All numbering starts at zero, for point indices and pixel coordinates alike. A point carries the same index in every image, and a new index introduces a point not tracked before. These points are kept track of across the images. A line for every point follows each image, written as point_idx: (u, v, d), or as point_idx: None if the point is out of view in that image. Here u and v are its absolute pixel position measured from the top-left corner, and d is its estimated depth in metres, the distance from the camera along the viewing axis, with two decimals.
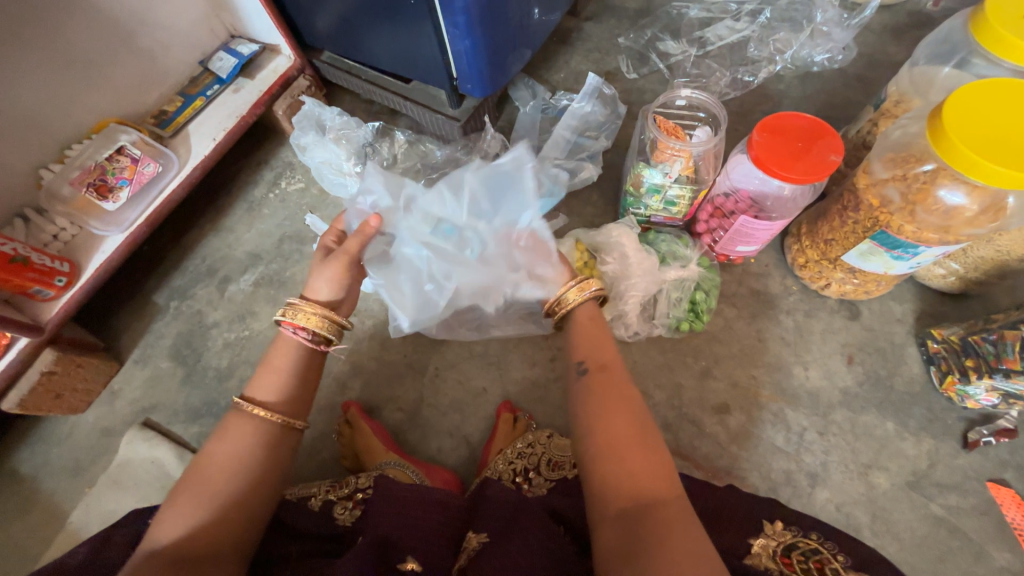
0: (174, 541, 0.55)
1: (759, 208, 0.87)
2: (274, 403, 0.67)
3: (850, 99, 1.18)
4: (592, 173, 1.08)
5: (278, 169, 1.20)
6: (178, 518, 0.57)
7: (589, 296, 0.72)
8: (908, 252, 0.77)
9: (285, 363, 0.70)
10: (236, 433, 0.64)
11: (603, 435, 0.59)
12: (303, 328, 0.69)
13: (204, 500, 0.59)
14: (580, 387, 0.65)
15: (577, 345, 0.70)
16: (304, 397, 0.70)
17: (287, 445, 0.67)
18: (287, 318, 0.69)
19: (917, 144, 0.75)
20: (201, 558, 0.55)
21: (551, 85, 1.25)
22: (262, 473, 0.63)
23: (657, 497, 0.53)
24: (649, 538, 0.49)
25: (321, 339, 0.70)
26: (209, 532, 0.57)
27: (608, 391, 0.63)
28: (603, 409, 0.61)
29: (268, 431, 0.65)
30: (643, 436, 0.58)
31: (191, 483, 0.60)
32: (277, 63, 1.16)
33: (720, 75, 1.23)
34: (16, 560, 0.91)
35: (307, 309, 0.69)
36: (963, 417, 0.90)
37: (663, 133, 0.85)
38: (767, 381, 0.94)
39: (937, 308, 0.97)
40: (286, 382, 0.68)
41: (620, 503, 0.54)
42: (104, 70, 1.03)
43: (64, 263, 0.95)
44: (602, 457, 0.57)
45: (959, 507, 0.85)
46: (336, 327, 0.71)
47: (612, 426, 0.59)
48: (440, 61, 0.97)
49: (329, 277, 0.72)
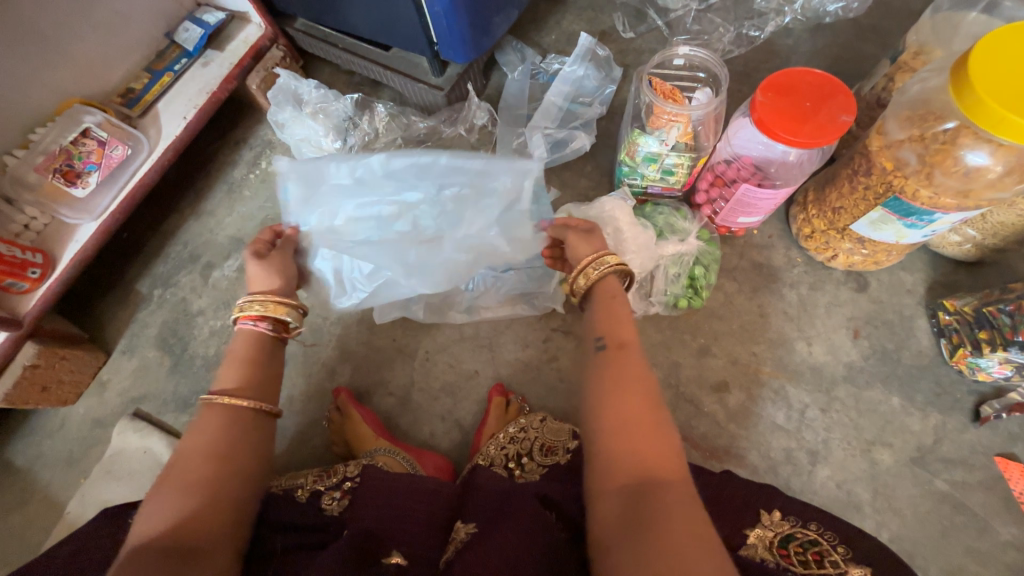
0: (163, 534, 0.53)
1: (762, 175, 0.81)
2: (242, 387, 0.67)
3: (864, 52, 1.09)
4: (584, 143, 1.02)
5: (257, 148, 1.14)
6: (163, 510, 0.54)
7: (606, 273, 0.69)
8: (922, 219, 0.72)
9: (244, 351, 0.70)
10: (217, 425, 0.63)
11: (616, 410, 0.56)
12: (260, 316, 0.71)
13: (192, 489, 0.57)
14: (596, 366, 0.62)
15: (595, 322, 0.67)
16: (271, 381, 0.70)
17: (265, 433, 0.66)
18: (244, 312, 0.71)
19: (935, 99, 0.67)
20: (196, 548, 0.53)
21: (542, 47, 1.16)
22: (249, 459, 0.62)
23: (662, 479, 0.50)
24: (652, 516, 0.47)
25: (280, 326, 0.73)
26: (201, 520, 0.55)
27: (625, 368, 0.60)
28: (618, 385, 0.58)
29: (242, 414, 0.64)
30: (658, 417, 0.55)
31: (171, 475, 0.57)
32: (248, 33, 1.08)
33: (724, 31, 1.14)
34: (18, 548, 0.92)
35: (262, 298, 0.71)
36: (973, 390, 0.87)
37: (659, 97, 0.78)
38: (768, 357, 0.91)
39: (950, 277, 0.92)
40: (250, 366, 0.68)
41: (627, 480, 0.51)
42: (61, 46, 0.96)
43: (38, 254, 0.91)
44: (614, 431, 0.54)
45: (964, 482, 0.83)
46: (293, 310, 0.73)
47: (625, 403, 0.56)
48: (417, 25, 0.90)
49: (274, 270, 0.75)
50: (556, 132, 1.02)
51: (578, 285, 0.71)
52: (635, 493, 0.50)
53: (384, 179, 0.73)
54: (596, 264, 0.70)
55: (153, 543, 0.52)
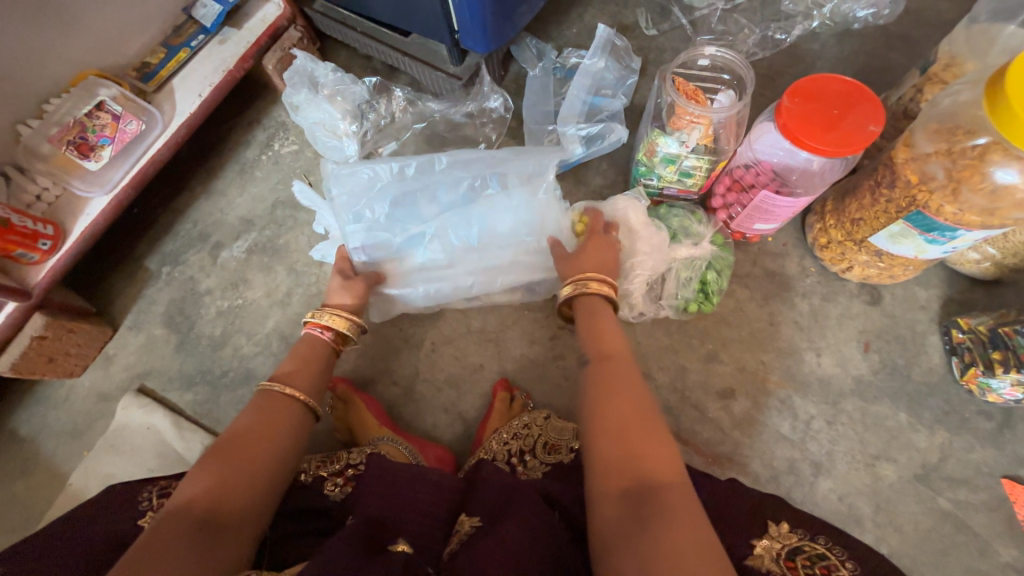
0: (200, 502, 0.53)
1: (783, 182, 0.80)
2: (293, 381, 0.72)
3: (892, 61, 1.07)
4: (621, 135, 0.99)
5: (271, 129, 1.13)
6: (202, 480, 0.55)
7: (589, 292, 0.75)
8: (945, 235, 0.71)
9: (307, 353, 0.77)
10: (266, 408, 0.67)
11: (610, 414, 0.58)
12: (326, 326, 0.79)
13: (235, 464, 0.58)
14: (589, 382, 0.64)
15: (584, 338, 0.72)
16: (318, 381, 0.75)
17: (303, 421, 0.69)
18: (313, 319, 0.80)
19: (965, 114, 0.66)
20: (226, 523, 0.53)
21: (562, 41, 1.14)
22: (287, 442, 0.65)
23: (658, 481, 0.50)
24: (655, 517, 0.47)
25: (343, 338, 0.81)
26: (233, 498, 0.55)
27: (614, 375, 0.64)
28: (608, 393, 0.61)
29: (281, 400, 0.68)
30: (650, 422, 0.57)
31: (219, 447, 0.60)
32: (266, 12, 1.06)
33: (749, 33, 1.11)
34: (20, 516, 0.93)
35: (331, 310, 0.80)
36: (982, 410, 0.86)
37: (682, 97, 0.77)
38: (776, 366, 0.90)
39: (966, 296, 0.91)
40: (298, 365, 0.75)
41: (625, 484, 0.51)
42: (78, 16, 0.94)
43: (49, 225, 0.91)
44: (611, 435, 0.56)
45: (967, 501, 0.83)
46: (356, 327, 0.82)
47: (615, 409, 0.58)
48: (439, 11, 0.88)
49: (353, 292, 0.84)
50: (591, 127, 1.01)
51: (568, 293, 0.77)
52: (636, 495, 0.50)
53: (425, 183, 0.88)
54: (579, 285, 0.76)
55: (190, 508, 0.52)
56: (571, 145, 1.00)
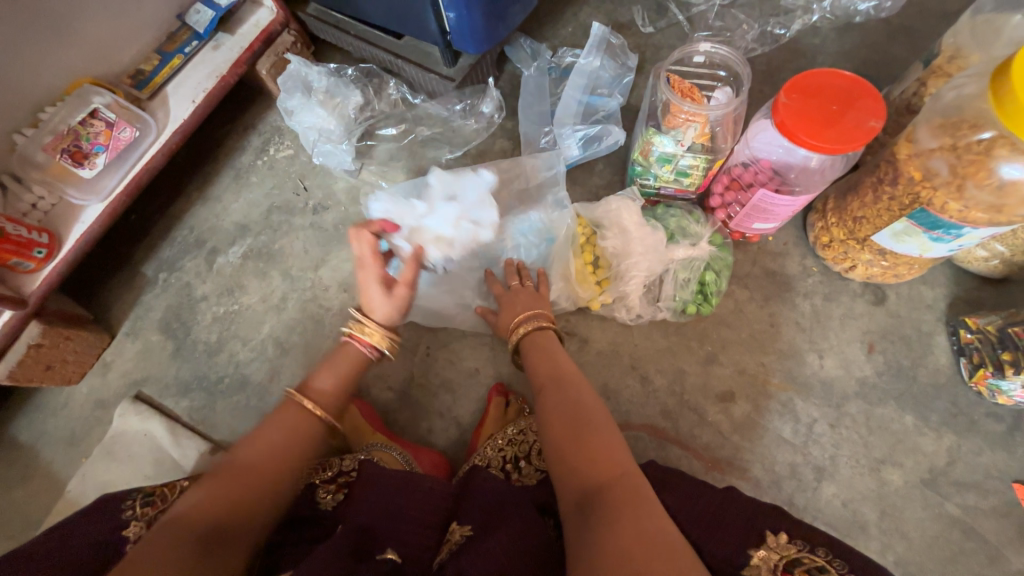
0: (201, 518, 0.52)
1: (782, 180, 0.78)
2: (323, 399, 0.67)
3: (894, 54, 1.05)
4: (618, 138, 0.98)
5: (266, 134, 1.13)
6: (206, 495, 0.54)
7: (542, 326, 0.77)
8: (950, 232, 0.69)
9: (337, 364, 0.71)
10: (291, 426, 0.63)
11: (553, 435, 0.59)
12: (373, 347, 0.71)
13: (245, 481, 0.56)
14: (539, 403, 0.66)
15: (534, 366, 0.72)
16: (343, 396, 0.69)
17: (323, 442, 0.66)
18: (356, 333, 0.71)
19: (971, 107, 0.64)
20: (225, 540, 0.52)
21: (557, 40, 1.13)
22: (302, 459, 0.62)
23: (602, 482, 0.50)
24: (598, 521, 0.47)
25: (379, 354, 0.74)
26: (236, 515, 0.54)
27: (554, 399, 0.64)
28: (546, 418, 0.62)
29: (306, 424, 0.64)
30: (588, 428, 0.57)
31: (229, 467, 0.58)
32: (260, 17, 1.05)
33: (747, 28, 1.09)
34: (19, 523, 0.93)
35: (377, 329, 0.71)
36: (992, 412, 0.84)
37: (676, 95, 0.75)
38: (777, 368, 0.88)
39: (974, 294, 0.89)
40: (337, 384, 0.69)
41: (574, 497, 0.51)
42: (72, 25, 0.94)
43: (44, 234, 0.91)
44: (559, 451, 0.57)
45: (976, 507, 0.80)
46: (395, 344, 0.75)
47: (554, 431, 0.59)
48: (430, 13, 0.87)
49: (397, 307, 0.72)
50: (588, 128, 1.00)
51: (519, 333, 0.77)
52: (585, 502, 0.50)
53: None
54: (531, 321, 0.77)
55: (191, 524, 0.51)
56: (568, 147, 1.00)
